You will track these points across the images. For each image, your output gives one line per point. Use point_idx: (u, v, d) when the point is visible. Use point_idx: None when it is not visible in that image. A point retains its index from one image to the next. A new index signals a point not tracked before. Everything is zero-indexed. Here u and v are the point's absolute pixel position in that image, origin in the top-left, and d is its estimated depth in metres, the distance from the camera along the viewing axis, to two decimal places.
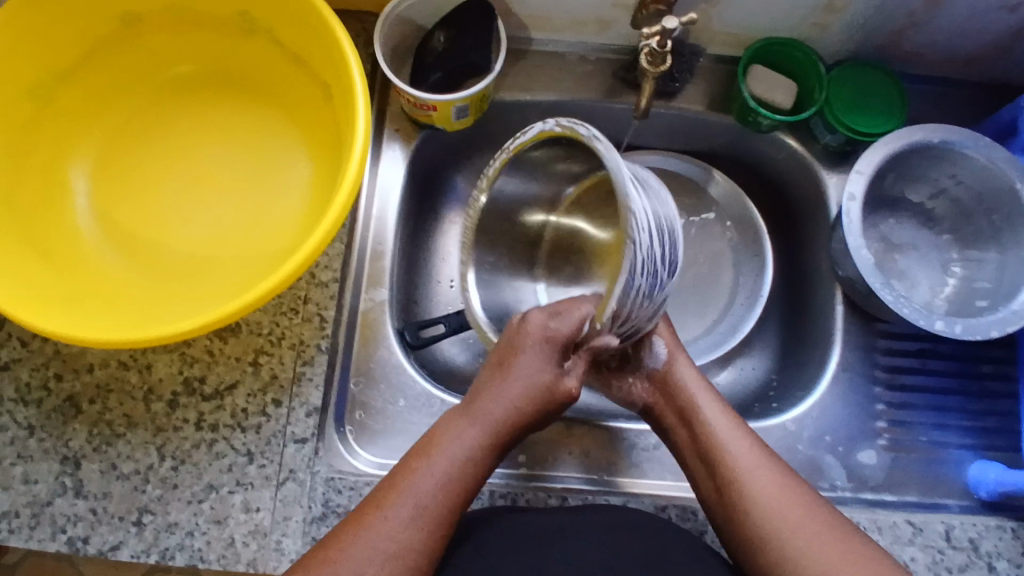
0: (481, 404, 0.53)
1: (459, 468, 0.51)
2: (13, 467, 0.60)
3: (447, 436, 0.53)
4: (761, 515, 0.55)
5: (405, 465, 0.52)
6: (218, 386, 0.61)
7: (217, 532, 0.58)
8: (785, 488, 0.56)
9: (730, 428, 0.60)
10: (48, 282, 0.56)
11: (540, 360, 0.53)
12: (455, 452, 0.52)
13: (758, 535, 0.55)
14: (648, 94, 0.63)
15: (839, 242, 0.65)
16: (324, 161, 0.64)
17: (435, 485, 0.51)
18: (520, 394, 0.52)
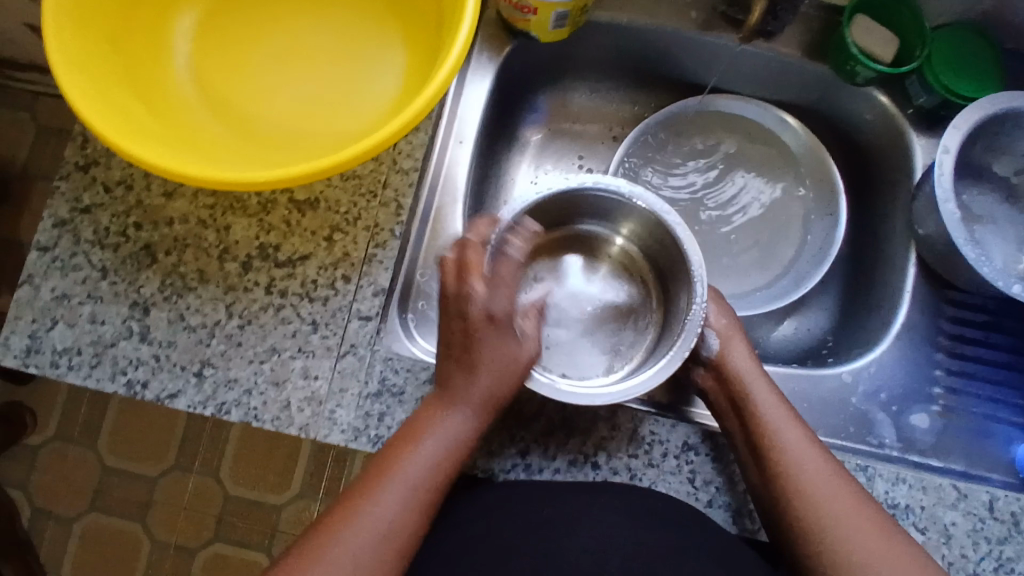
0: (453, 404, 0.55)
1: (440, 467, 0.53)
2: (81, 306, 0.61)
3: (426, 431, 0.54)
4: (800, 502, 0.55)
5: (394, 450, 0.54)
6: (292, 256, 0.62)
7: (275, 393, 0.60)
8: (824, 473, 0.56)
9: (775, 411, 0.59)
10: (146, 125, 0.57)
11: (502, 361, 0.55)
12: (426, 444, 0.54)
13: (797, 517, 0.55)
14: (759, 13, 0.64)
15: (923, 199, 0.65)
16: (421, 51, 0.64)
17: (419, 482, 0.53)
18: (485, 405, 0.55)
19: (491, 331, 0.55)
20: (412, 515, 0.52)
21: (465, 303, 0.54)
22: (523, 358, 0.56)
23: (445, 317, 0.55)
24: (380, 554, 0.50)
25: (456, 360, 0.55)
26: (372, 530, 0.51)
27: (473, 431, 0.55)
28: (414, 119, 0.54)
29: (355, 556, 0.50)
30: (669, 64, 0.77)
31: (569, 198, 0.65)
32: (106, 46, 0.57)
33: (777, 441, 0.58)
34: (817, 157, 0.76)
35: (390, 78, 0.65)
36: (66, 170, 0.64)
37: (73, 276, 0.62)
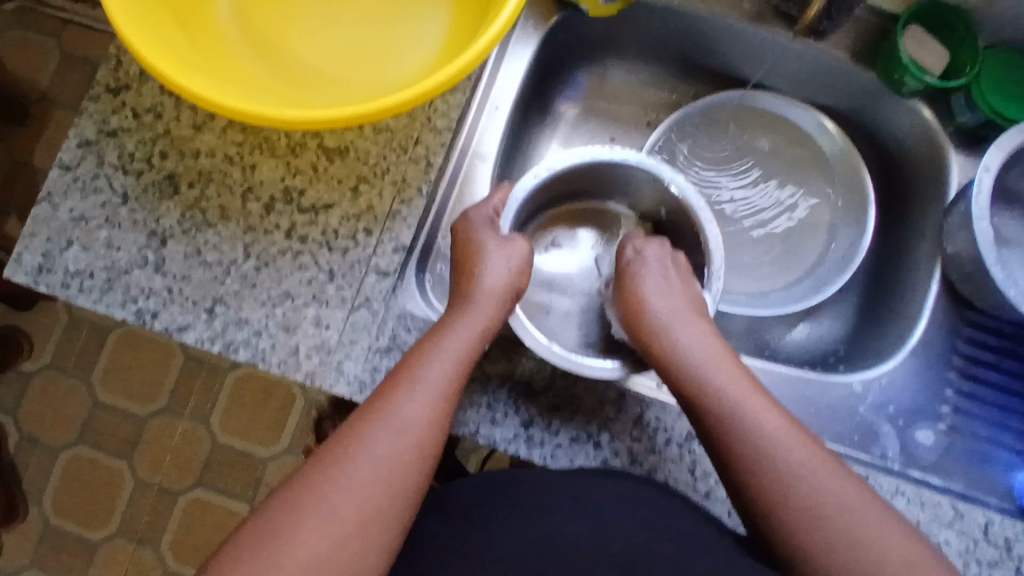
0: (464, 306, 0.58)
1: (456, 363, 0.55)
2: (98, 230, 0.60)
3: (440, 333, 0.56)
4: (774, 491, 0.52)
5: (412, 357, 0.55)
6: (316, 203, 0.61)
7: (284, 338, 0.59)
8: (791, 439, 0.53)
9: (711, 356, 0.57)
10: (185, 51, 0.56)
11: (489, 306, 0.58)
12: (431, 386, 0.53)
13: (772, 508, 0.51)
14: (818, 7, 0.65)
15: (956, 216, 0.64)
16: (466, 10, 0.63)
17: (437, 379, 0.54)
18: (493, 302, 0.58)
19: (492, 233, 0.60)
20: (431, 411, 0.53)
21: (478, 228, 0.60)
22: (523, 262, 0.60)
23: (460, 241, 0.60)
24: (402, 451, 0.51)
25: (463, 265, 0.60)
26: (393, 427, 0.52)
27: (486, 328, 0.57)
28: (457, 75, 0.52)
29: (377, 454, 0.50)
30: (713, 52, 0.75)
31: (604, 170, 0.64)
32: None
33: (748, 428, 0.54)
34: (850, 163, 0.75)
35: (433, 33, 0.64)
36: (97, 92, 0.63)
37: (93, 198, 0.61)
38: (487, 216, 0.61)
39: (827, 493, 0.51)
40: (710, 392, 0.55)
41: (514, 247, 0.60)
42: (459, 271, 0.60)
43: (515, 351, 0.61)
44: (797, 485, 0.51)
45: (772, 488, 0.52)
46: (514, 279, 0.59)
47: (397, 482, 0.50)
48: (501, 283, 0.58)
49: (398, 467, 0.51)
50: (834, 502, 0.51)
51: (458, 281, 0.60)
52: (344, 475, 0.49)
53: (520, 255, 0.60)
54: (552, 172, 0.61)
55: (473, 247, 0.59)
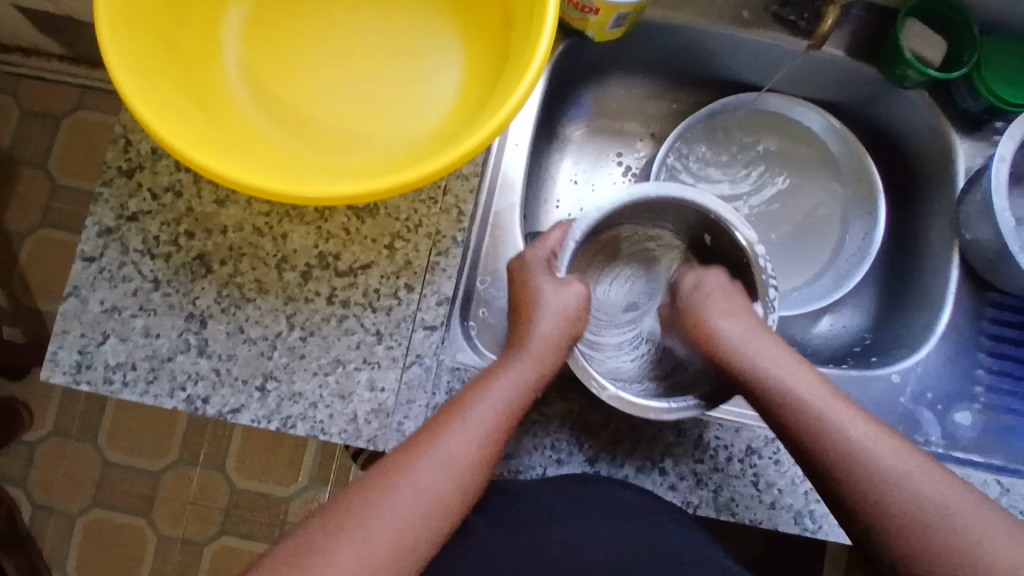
0: (518, 350, 0.58)
1: (503, 410, 0.55)
2: (133, 319, 0.59)
3: (494, 376, 0.56)
4: (896, 489, 0.52)
5: (461, 396, 0.55)
6: (353, 264, 0.61)
7: (341, 406, 0.59)
8: (887, 442, 0.54)
9: (798, 366, 0.59)
10: (204, 129, 0.55)
11: (540, 358, 0.58)
12: (478, 430, 0.54)
13: (892, 512, 0.52)
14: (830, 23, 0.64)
15: (973, 204, 0.66)
16: (480, 52, 0.63)
17: (485, 424, 0.54)
18: (546, 351, 0.58)
19: (548, 274, 0.60)
20: (473, 460, 0.53)
21: (531, 269, 0.60)
22: (577, 308, 0.61)
23: (514, 280, 0.61)
24: (443, 494, 0.51)
25: (520, 306, 0.60)
26: (436, 464, 0.52)
27: (538, 377, 0.57)
28: (486, 142, 0.53)
29: (416, 491, 0.51)
30: (713, 61, 0.76)
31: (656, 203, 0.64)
32: (157, 43, 0.55)
33: (848, 434, 0.55)
34: (858, 159, 0.76)
35: (447, 77, 0.63)
36: (109, 175, 0.61)
37: (122, 287, 0.59)
38: (542, 257, 0.61)
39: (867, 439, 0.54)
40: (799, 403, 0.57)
41: (569, 290, 0.61)
42: (513, 312, 0.60)
43: (569, 390, 0.61)
44: (902, 487, 0.52)
45: (815, 445, 0.55)
46: (565, 328, 0.60)
47: (430, 528, 0.50)
48: (553, 332, 0.59)
49: (435, 511, 0.51)
50: (941, 495, 0.52)
51: (514, 322, 0.60)
52: (379, 512, 0.49)
53: (576, 300, 0.61)
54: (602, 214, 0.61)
55: (525, 289, 0.59)
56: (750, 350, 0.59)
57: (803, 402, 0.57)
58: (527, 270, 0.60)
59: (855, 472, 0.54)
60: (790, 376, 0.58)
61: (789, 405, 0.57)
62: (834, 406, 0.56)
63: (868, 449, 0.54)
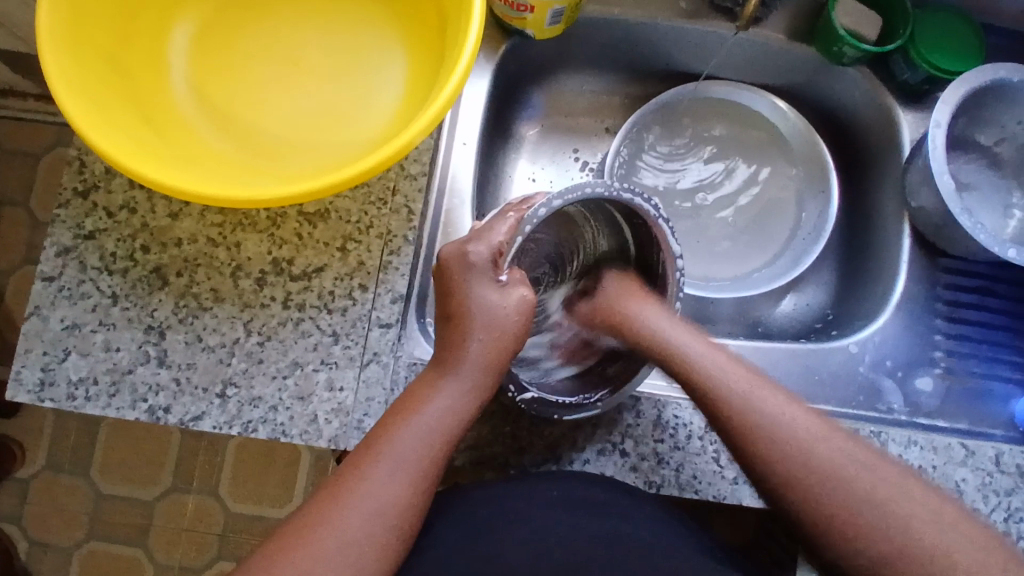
0: (448, 368, 0.56)
1: (430, 438, 0.53)
2: (94, 334, 0.60)
3: (427, 398, 0.55)
4: (813, 454, 0.52)
5: (386, 425, 0.54)
6: (307, 268, 0.62)
7: (301, 408, 0.59)
8: (823, 429, 0.54)
9: (714, 353, 0.58)
10: (152, 144, 0.57)
11: (468, 386, 0.55)
12: (404, 456, 0.52)
13: (823, 477, 0.52)
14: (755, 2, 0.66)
15: (915, 172, 0.67)
16: (420, 56, 0.65)
17: (413, 455, 0.52)
18: (478, 368, 0.55)
19: (482, 279, 0.56)
20: (410, 491, 0.51)
21: (471, 275, 0.56)
22: (518, 317, 0.56)
23: (448, 289, 0.57)
24: (379, 534, 0.50)
25: (455, 322, 0.56)
26: (361, 510, 0.50)
27: (471, 394, 0.55)
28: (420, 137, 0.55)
29: (346, 538, 0.49)
30: (659, 53, 0.78)
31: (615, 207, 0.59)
32: (101, 64, 0.57)
33: (772, 415, 0.54)
34: (807, 138, 0.78)
35: (390, 84, 0.65)
36: (66, 196, 0.62)
37: (82, 304, 0.61)
38: (486, 257, 0.55)
39: (825, 451, 0.53)
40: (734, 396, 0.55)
41: (514, 296, 0.56)
42: (447, 326, 0.57)
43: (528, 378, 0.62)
44: (852, 482, 0.51)
45: (819, 496, 0.51)
46: (504, 345, 0.56)
47: (362, 570, 0.49)
48: (490, 349, 0.55)
49: (371, 551, 0.49)
50: (883, 486, 0.51)
51: (445, 334, 0.57)
52: (307, 554, 0.48)
53: (522, 311, 0.56)
54: (565, 201, 0.51)
55: (462, 302, 0.56)
56: (707, 368, 0.57)
57: (767, 423, 0.54)
58: (465, 271, 0.56)
59: (843, 506, 0.51)
60: (754, 394, 0.55)
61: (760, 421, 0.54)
62: (798, 418, 0.54)
63: (802, 441, 0.53)
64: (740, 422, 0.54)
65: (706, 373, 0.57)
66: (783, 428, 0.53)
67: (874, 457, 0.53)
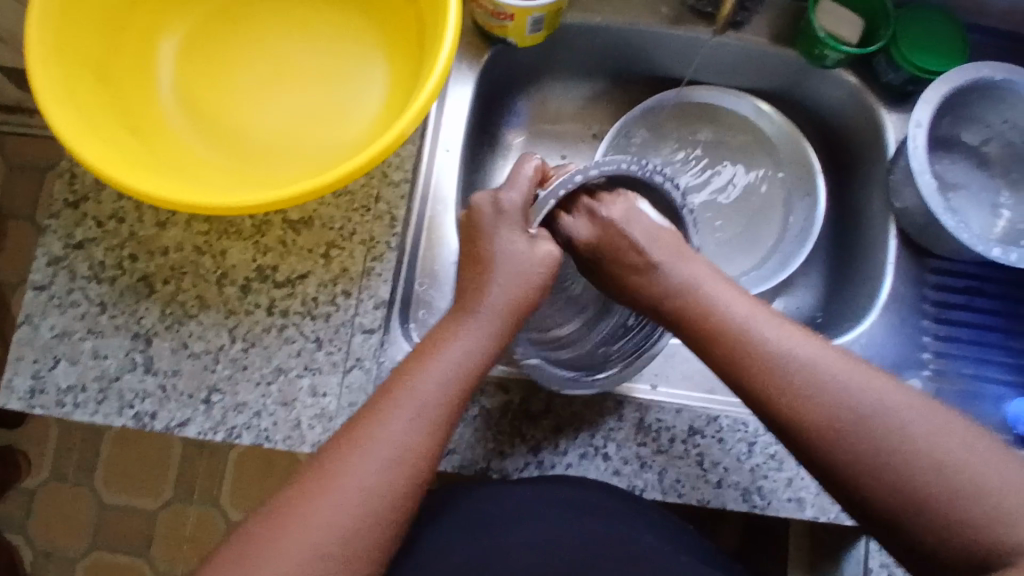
0: (469, 316, 0.57)
1: (451, 380, 0.54)
2: (83, 342, 0.61)
3: (446, 342, 0.56)
4: (810, 394, 0.50)
5: (407, 365, 0.55)
6: (290, 275, 0.63)
7: (284, 413, 0.60)
8: (817, 352, 0.52)
9: (726, 295, 0.57)
10: (138, 153, 0.58)
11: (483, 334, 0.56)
12: (425, 389, 0.53)
13: (811, 415, 0.50)
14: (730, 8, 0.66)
15: (899, 173, 0.67)
16: (402, 64, 0.66)
17: (435, 397, 0.53)
18: (498, 316, 0.57)
19: (505, 223, 0.61)
20: (426, 432, 0.52)
21: (501, 220, 0.61)
22: (539, 268, 0.60)
23: (479, 232, 0.60)
24: (399, 473, 0.50)
25: (476, 267, 0.60)
26: (379, 443, 0.50)
27: (490, 341, 0.56)
28: (395, 143, 0.55)
29: (365, 474, 0.49)
30: (644, 58, 0.78)
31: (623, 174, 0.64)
32: (88, 75, 0.58)
33: (755, 331, 0.54)
34: (793, 141, 0.78)
35: (373, 91, 0.66)
36: (57, 207, 0.64)
37: (71, 312, 0.62)
38: (517, 207, 0.61)
39: (846, 381, 0.50)
40: (716, 319, 0.55)
41: (541, 249, 0.61)
42: (468, 272, 0.60)
43: (511, 382, 0.62)
44: (887, 419, 0.48)
45: (801, 406, 0.50)
46: (525, 292, 0.59)
47: (382, 508, 0.49)
48: (508, 297, 0.58)
49: (387, 492, 0.50)
50: (903, 414, 0.49)
51: (467, 281, 0.59)
52: (326, 496, 0.49)
53: (548, 265, 0.60)
54: (597, 172, 0.62)
55: (489, 246, 0.60)
56: (741, 339, 0.54)
57: (768, 353, 0.52)
58: (494, 220, 0.61)
59: (839, 435, 0.49)
60: (793, 345, 0.52)
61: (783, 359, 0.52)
62: (807, 352, 0.52)
63: (793, 368, 0.51)
64: (772, 373, 0.52)
65: (727, 330, 0.55)
66: (777, 355, 0.52)
67: (887, 385, 0.50)
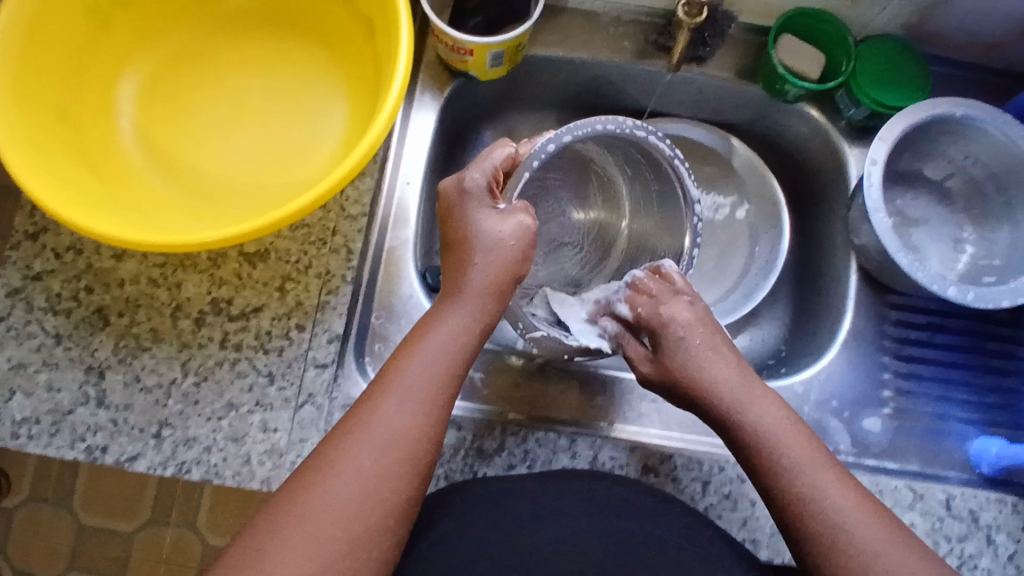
0: (453, 298, 0.57)
1: (437, 367, 0.54)
2: (37, 374, 0.61)
3: (432, 327, 0.56)
4: (799, 498, 0.52)
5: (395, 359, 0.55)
6: (245, 308, 0.63)
7: (235, 449, 0.60)
8: (795, 437, 0.55)
9: (733, 381, 0.57)
10: (92, 190, 0.58)
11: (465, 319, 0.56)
12: (415, 378, 0.54)
13: (794, 509, 0.53)
14: (681, 52, 0.66)
15: (857, 211, 0.67)
16: (361, 101, 0.66)
17: (422, 382, 0.54)
18: (480, 293, 0.57)
19: (481, 206, 0.58)
20: (422, 416, 0.53)
21: (468, 202, 0.58)
22: (518, 242, 0.58)
23: (450, 218, 0.59)
24: (394, 461, 0.51)
25: (456, 247, 0.58)
26: (377, 439, 0.51)
27: (478, 322, 0.57)
28: (342, 183, 0.56)
29: (362, 468, 0.50)
30: (610, 90, 0.78)
31: (634, 145, 0.64)
32: (47, 113, 0.59)
33: (746, 420, 0.55)
34: (758, 175, 0.79)
35: (332, 127, 0.66)
36: (17, 239, 0.64)
37: (27, 344, 0.62)
38: (482, 185, 0.58)
39: (810, 474, 0.53)
40: (729, 415, 0.56)
41: (512, 222, 0.57)
42: (450, 254, 0.59)
43: (463, 419, 0.62)
44: (840, 521, 0.51)
45: (787, 504, 0.53)
46: (504, 270, 0.57)
47: (379, 496, 0.50)
48: (489, 275, 0.57)
49: (386, 480, 0.50)
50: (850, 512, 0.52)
51: (450, 265, 0.59)
52: (322, 490, 0.50)
53: (520, 236, 0.58)
54: (574, 137, 0.57)
55: (467, 229, 0.58)
56: (749, 419, 0.55)
57: (759, 440, 0.55)
58: (462, 201, 0.59)
59: (806, 517, 0.52)
60: (773, 438, 0.54)
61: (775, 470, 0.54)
62: (778, 438, 0.55)
63: (781, 462, 0.54)
64: (757, 454, 0.55)
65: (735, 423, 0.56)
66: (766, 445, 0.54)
67: (836, 470, 0.54)
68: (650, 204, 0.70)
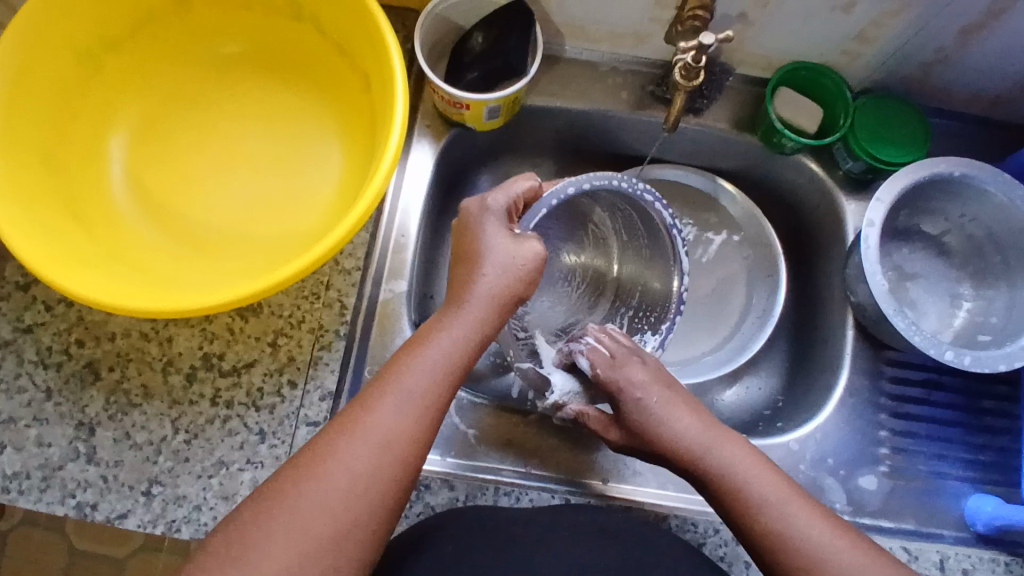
0: (459, 304, 0.55)
1: (440, 373, 0.52)
2: (27, 429, 0.61)
3: (432, 335, 0.53)
4: (778, 539, 0.50)
5: (392, 365, 0.52)
6: (237, 363, 0.62)
7: (225, 508, 0.59)
8: (766, 475, 0.52)
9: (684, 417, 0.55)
10: (80, 247, 0.58)
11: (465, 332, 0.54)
12: (415, 386, 0.51)
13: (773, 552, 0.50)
14: (678, 109, 0.65)
15: (854, 268, 0.66)
16: (356, 153, 0.66)
17: (422, 390, 0.51)
18: (487, 303, 0.55)
19: (494, 224, 0.57)
20: (415, 425, 0.50)
21: (488, 217, 0.57)
22: (532, 265, 0.56)
23: (466, 232, 0.57)
24: (382, 469, 0.48)
25: (466, 259, 0.56)
26: (371, 440, 0.48)
27: (482, 334, 0.54)
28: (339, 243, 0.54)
29: (353, 468, 0.47)
30: (608, 138, 0.78)
31: (630, 201, 0.64)
32: (36, 163, 0.58)
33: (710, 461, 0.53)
34: (756, 222, 0.79)
35: (326, 178, 0.66)
36: (7, 291, 0.64)
37: (18, 398, 0.61)
38: (503, 206, 0.58)
39: (785, 514, 0.50)
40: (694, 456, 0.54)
41: (526, 246, 0.56)
42: (457, 266, 0.57)
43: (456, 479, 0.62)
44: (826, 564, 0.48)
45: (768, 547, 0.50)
46: (515, 285, 0.55)
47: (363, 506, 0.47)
48: (499, 288, 0.55)
49: (375, 484, 0.48)
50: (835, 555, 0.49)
51: (457, 273, 0.57)
52: None
53: (531, 261, 0.56)
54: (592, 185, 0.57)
55: (477, 240, 0.56)
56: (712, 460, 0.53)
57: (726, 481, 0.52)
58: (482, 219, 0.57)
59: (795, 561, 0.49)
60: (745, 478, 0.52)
61: (751, 520, 0.51)
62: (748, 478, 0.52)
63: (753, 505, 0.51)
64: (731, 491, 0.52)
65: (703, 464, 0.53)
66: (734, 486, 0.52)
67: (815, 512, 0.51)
68: (641, 252, 0.70)
